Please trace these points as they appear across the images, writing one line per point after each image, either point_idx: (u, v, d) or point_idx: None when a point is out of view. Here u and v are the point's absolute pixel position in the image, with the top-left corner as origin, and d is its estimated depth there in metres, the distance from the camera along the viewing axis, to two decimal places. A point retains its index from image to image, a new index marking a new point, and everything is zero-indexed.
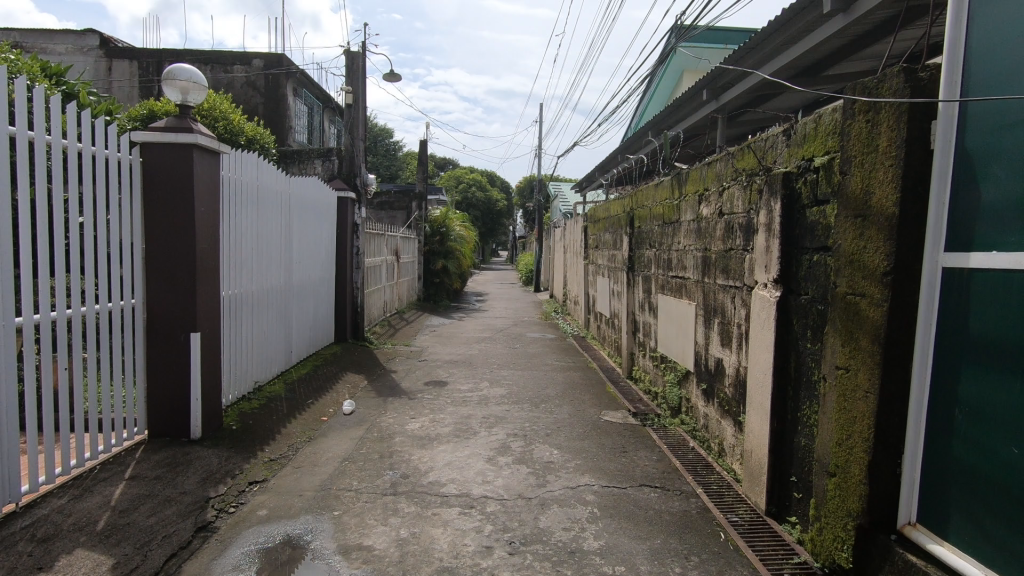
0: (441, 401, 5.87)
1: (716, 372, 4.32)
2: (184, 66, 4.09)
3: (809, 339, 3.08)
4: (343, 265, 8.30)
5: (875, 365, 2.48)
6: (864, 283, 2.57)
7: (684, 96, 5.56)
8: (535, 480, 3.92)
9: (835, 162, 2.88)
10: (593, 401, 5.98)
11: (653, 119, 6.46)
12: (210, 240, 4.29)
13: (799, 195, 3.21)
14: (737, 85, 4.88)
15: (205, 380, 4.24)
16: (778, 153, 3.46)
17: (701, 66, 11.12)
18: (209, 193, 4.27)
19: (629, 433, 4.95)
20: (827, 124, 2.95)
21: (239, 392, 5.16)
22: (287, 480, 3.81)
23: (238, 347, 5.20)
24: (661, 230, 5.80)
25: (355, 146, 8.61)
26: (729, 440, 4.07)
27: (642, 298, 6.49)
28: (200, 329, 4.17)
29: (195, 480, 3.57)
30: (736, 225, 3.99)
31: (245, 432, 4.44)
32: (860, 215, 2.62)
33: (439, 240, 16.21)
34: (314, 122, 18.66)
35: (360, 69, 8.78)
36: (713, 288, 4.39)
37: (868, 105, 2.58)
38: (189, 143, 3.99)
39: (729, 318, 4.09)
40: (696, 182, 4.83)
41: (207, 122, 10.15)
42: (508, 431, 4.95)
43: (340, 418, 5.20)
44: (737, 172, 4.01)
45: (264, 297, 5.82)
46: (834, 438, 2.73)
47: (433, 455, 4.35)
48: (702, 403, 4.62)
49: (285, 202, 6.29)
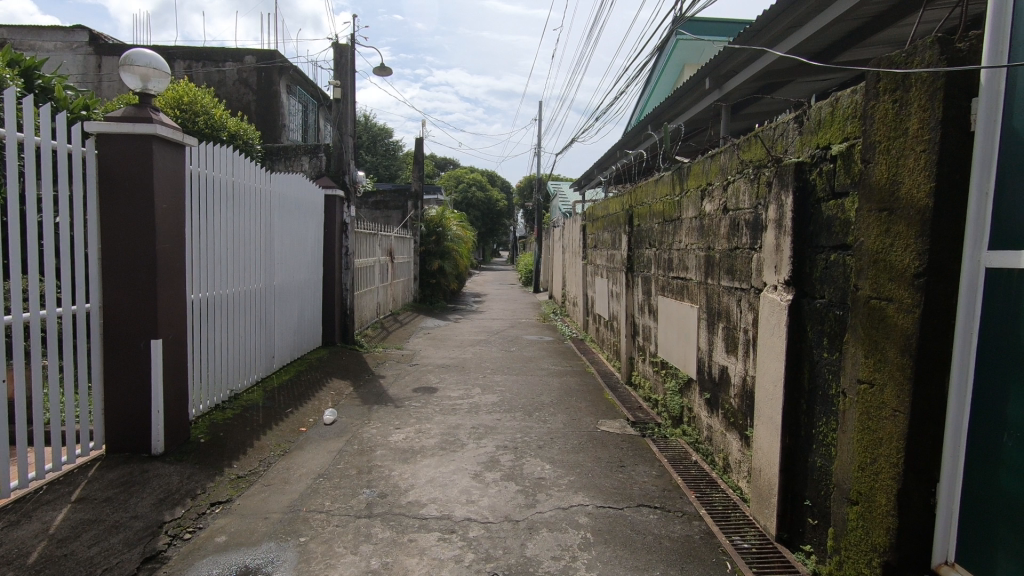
0: (429, 410, 5.55)
1: (721, 381, 4.01)
2: (143, 51, 3.78)
3: (824, 347, 2.76)
4: (331, 265, 8.01)
5: (905, 381, 2.17)
6: (891, 286, 2.25)
7: (685, 86, 5.25)
8: (524, 500, 3.60)
9: (855, 149, 2.56)
10: (590, 410, 5.66)
11: (653, 111, 6.12)
12: (173, 240, 3.96)
13: (813, 187, 2.88)
14: (744, 72, 4.55)
15: (168, 390, 3.93)
16: (789, 143, 3.15)
17: (703, 60, 10.80)
18: (173, 187, 3.95)
19: (628, 445, 4.63)
20: (845, 107, 2.63)
21: (212, 401, 4.84)
22: (253, 501, 3.50)
23: (212, 353, 4.88)
24: (662, 228, 5.48)
25: (343, 142, 8.29)
26: (735, 456, 3.75)
27: (642, 299, 6.16)
28: (162, 335, 3.85)
29: (150, 503, 3.25)
30: (742, 222, 3.68)
31: (214, 446, 4.13)
32: (885, 208, 2.30)
33: (436, 240, 15.90)
34: (309, 120, 18.36)
35: (349, 62, 8.44)
36: (717, 291, 4.08)
37: (895, 84, 2.27)
38: (148, 133, 3.65)
39: (735, 324, 3.76)
40: (698, 177, 4.53)
41: (186, 117, 9.87)
42: (498, 443, 4.63)
43: (320, 428, 4.89)
44: (743, 164, 3.69)
45: (242, 300, 5.51)
46: (856, 461, 2.41)
47: (415, 471, 4.03)
48: (705, 414, 4.31)
49: (265, 199, 5.97)
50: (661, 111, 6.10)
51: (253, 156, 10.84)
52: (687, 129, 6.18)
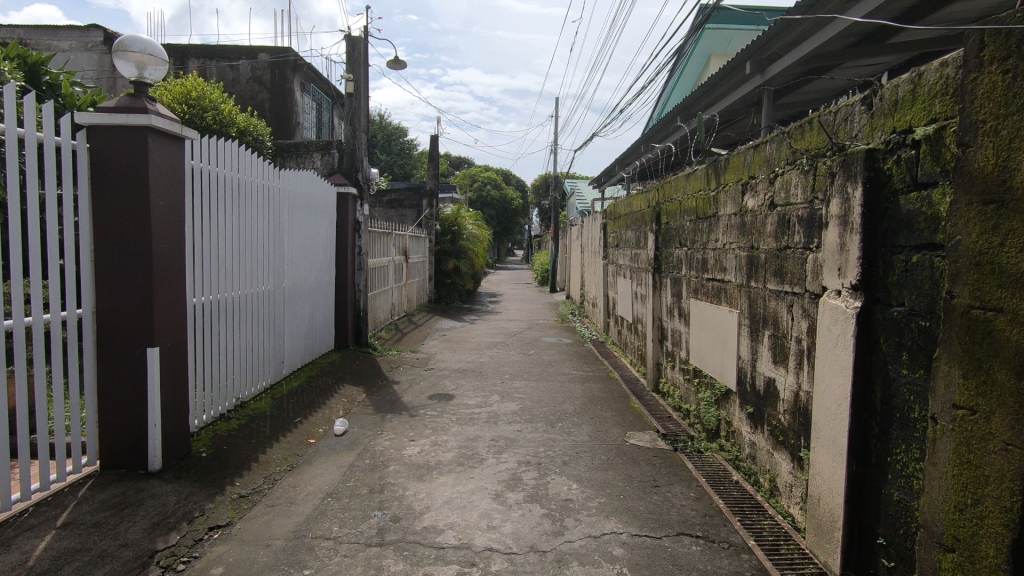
0: (445, 420, 5.23)
1: (767, 395, 3.63)
2: (138, 36, 3.52)
3: (904, 363, 2.38)
4: (343, 265, 7.74)
5: (1022, 410, 1.80)
6: (1001, 294, 1.87)
7: (723, 72, 4.89)
8: (551, 526, 3.26)
9: (947, 132, 2.17)
10: (616, 420, 5.30)
11: (684, 100, 5.75)
12: (172, 241, 3.68)
13: (888, 177, 2.50)
14: (791, 53, 4.19)
15: (167, 402, 3.65)
16: (854, 128, 2.76)
17: (731, 50, 10.36)
18: (171, 184, 3.67)
19: (660, 461, 4.26)
20: (933, 85, 2.25)
21: (217, 411, 4.57)
22: (254, 525, 3.20)
23: (217, 360, 4.61)
24: (694, 226, 5.10)
25: (356, 138, 8.01)
26: (785, 479, 3.38)
27: (671, 303, 5.79)
28: (160, 342, 3.56)
29: (142, 528, 2.97)
30: (794, 218, 3.30)
31: (217, 460, 3.86)
32: (992, 200, 1.92)
33: (451, 239, 15.64)
34: (324, 118, 18.21)
35: (362, 54, 8.14)
36: (763, 295, 3.70)
37: (1005, 51, 1.87)
38: (143, 125, 3.37)
39: (785, 333, 3.38)
40: (738, 170, 4.16)
41: (194, 112, 9.67)
42: (519, 458, 4.29)
43: (330, 441, 4.61)
44: (795, 154, 3.32)
45: (249, 303, 5.23)
46: (952, 500, 2.04)
47: (430, 490, 3.71)
48: (747, 429, 3.93)
49: (272, 197, 5.69)
50: (692, 101, 5.73)
51: (263, 153, 10.61)
52: (721, 120, 5.80)
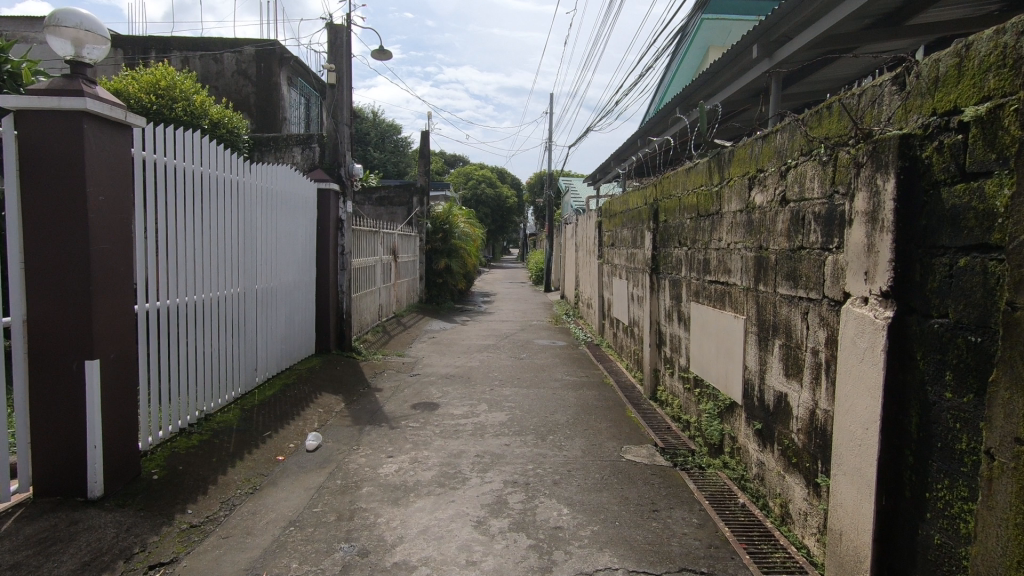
0: (428, 432, 4.87)
1: (777, 411, 3.28)
2: (75, 10, 3.13)
3: (947, 384, 2.04)
4: (325, 265, 7.36)
5: None
6: None
7: (727, 58, 4.52)
8: (538, 561, 2.90)
9: (1004, 111, 1.82)
10: (611, 432, 4.94)
11: (684, 90, 5.39)
12: (117, 240, 3.28)
13: (928, 167, 2.15)
14: (801, 34, 3.82)
15: (111, 420, 3.26)
16: (884, 112, 2.41)
17: (731, 41, 10.05)
18: (116, 176, 3.27)
19: (660, 481, 3.90)
20: (987, 57, 1.90)
21: (177, 425, 4.19)
22: (202, 561, 2.83)
23: (178, 370, 4.23)
24: (695, 224, 4.76)
25: (339, 132, 7.62)
26: (799, 505, 3.03)
27: (669, 306, 5.44)
28: (101, 354, 3.17)
29: (69, 570, 2.60)
30: (809, 215, 2.95)
31: (170, 483, 3.48)
32: None
33: (442, 238, 15.26)
34: (312, 113, 17.77)
35: (345, 44, 7.74)
36: (772, 299, 3.35)
37: None
38: (78, 110, 2.98)
39: (799, 343, 3.04)
40: (744, 163, 3.82)
41: (163, 102, 9.28)
42: (506, 477, 3.93)
43: (300, 458, 4.23)
44: (811, 143, 2.97)
45: (216, 306, 4.84)
46: (1013, 553, 1.69)
47: (405, 516, 3.34)
48: (754, 447, 3.58)
49: (242, 192, 5.29)
50: (692, 90, 5.38)
51: (239, 146, 10.23)
52: (724, 111, 5.43)
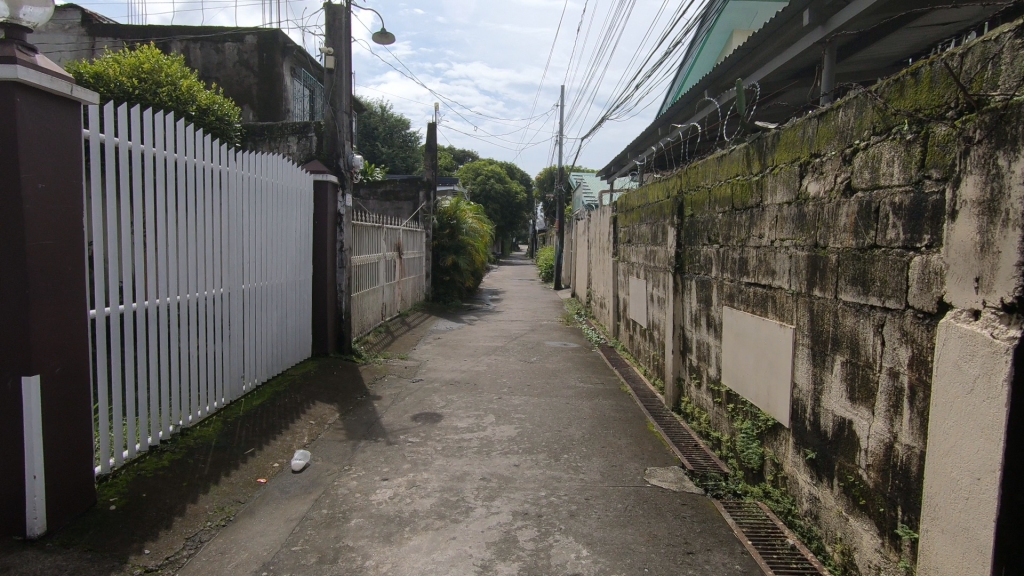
0: (428, 449, 4.38)
1: (839, 441, 2.75)
2: None
3: None
4: (323, 262, 6.89)
5: None
6: None
7: (768, 30, 3.98)
8: None
9: None
10: (633, 450, 4.42)
11: (716, 69, 4.85)
12: (63, 235, 2.82)
13: None
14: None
15: (58, 443, 2.81)
16: (1001, 74, 1.87)
17: (756, 25, 9.47)
18: (65, 161, 2.82)
19: (692, 514, 3.38)
20: None
21: (147, 443, 3.74)
22: None
23: (150, 381, 3.77)
24: (728, 219, 4.23)
25: (337, 121, 7.13)
26: (868, 557, 2.51)
27: (697, 310, 4.92)
28: (44, 368, 2.72)
29: None
30: (886, 206, 2.42)
31: (129, 514, 3.03)
32: None
33: (449, 234, 14.75)
34: (316, 106, 17.32)
35: (343, 26, 7.21)
36: (832, 307, 2.83)
37: None
38: (10, 80, 2.52)
39: (870, 362, 2.51)
40: (793, 148, 3.29)
41: (148, 89, 8.85)
42: (515, 507, 3.44)
43: (284, 481, 3.76)
44: (887, 119, 2.44)
45: (197, 308, 4.39)
46: None
47: (397, 559, 2.85)
48: (806, 478, 3.07)
49: (228, 184, 4.83)
50: (726, 68, 4.82)
51: (229, 136, 9.80)
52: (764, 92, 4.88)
